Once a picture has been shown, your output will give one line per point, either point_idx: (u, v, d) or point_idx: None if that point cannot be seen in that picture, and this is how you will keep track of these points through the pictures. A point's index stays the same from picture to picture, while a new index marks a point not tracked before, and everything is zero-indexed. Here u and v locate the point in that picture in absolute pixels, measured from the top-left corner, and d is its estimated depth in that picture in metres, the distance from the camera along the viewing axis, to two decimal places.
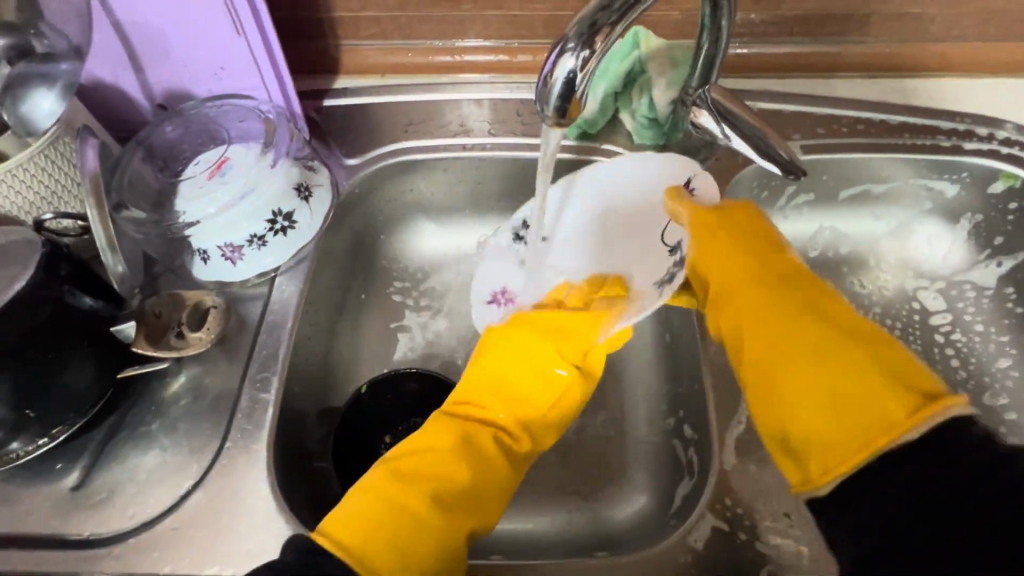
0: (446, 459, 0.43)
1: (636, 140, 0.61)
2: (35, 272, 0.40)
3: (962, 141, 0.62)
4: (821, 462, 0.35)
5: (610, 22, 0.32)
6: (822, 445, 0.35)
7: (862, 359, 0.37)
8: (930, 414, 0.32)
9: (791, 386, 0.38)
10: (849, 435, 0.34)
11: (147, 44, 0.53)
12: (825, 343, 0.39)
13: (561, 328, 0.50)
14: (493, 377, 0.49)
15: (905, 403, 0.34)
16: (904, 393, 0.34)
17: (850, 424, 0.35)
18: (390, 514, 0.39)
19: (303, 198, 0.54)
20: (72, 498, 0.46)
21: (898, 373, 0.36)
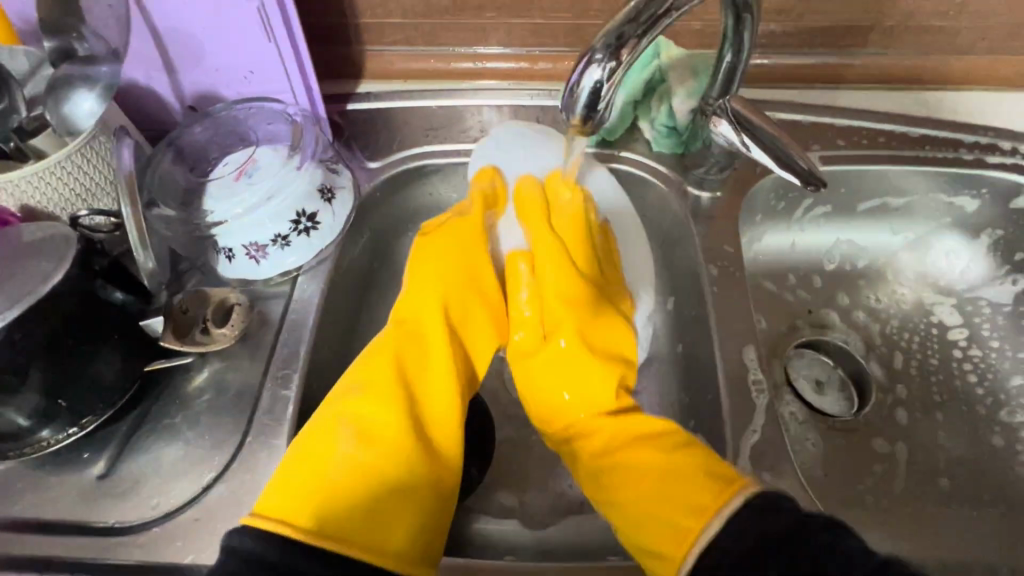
0: (374, 388, 0.47)
1: (655, 148, 0.62)
2: (69, 267, 0.41)
3: (984, 155, 0.61)
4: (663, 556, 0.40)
5: (636, 34, 0.33)
6: (648, 547, 0.41)
7: (674, 463, 0.44)
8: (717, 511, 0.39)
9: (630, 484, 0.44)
10: (663, 539, 0.40)
11: (181, 47, 0.54)
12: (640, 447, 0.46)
13: (477, 254, 0.56)
14: (419, 300, 0.54)
15: (694, 509, 0.40)
16: (706, 489, 0.40)
17: (665, 528, 0.40)
18: (316, 466, 0.42)
19: (326, 200, 0.56)
20: (99, 486, 0.47)
21: (694, 472, 0.42)
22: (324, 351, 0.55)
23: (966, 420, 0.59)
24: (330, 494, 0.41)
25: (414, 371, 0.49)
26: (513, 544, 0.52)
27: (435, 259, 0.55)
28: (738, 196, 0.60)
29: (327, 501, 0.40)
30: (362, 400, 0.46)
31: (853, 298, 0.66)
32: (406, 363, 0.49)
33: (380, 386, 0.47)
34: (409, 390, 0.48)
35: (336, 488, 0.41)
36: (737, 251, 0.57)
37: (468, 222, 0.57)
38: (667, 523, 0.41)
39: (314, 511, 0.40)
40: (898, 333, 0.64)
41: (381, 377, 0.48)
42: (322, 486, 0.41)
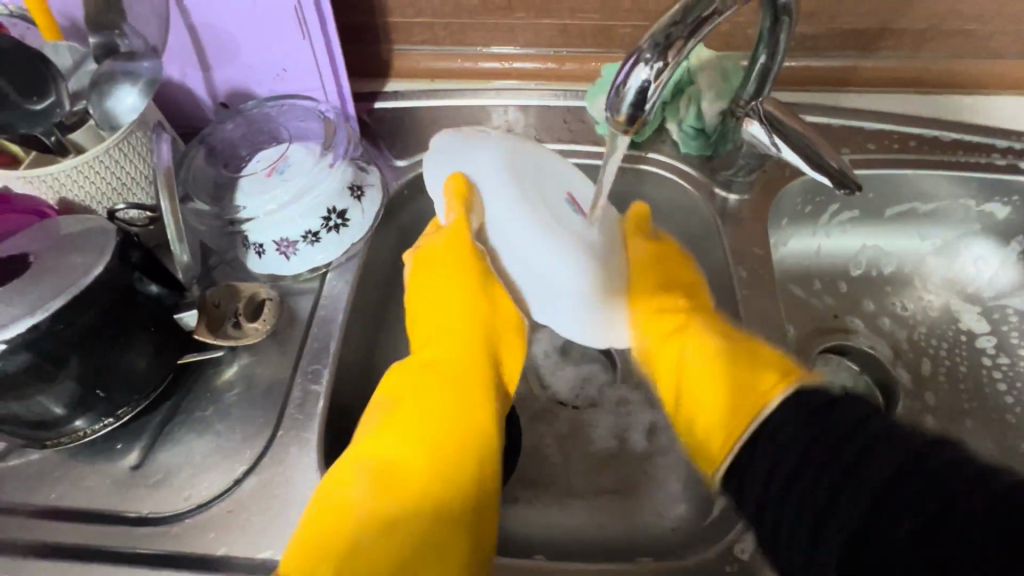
0: (395, 434, 0.44)
1: (682, 150, 0.61)
2: (109, 260, 0.42)
3: (1017, 161, 0.60)
4: (713, 445, 0.41)
5: (683, 36, 0.33)
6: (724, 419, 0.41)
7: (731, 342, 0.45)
8: (774, 398, 0.39)
9: (698, 373, 0.44)
10: (729, 414, 0.40)
11: (217, 45, 0.55)
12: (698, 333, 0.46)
13: (468, 264, 0.50)
14: (431, 319, 0.51)
15: (755, 396, 0.40)
16: (764, 375, 0.41)
17: (733, 402, 0.41)
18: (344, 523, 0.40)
19: (356, 198, 0.56)
20: (132, 477, 0.48)
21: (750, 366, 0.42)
22: (352, 346, 0.55)
23: (995, 428, 0.58)
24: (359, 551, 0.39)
25: (437, 407, 0.45)
26: (540, 544, 0.52)
27: (429, 284, 0.52)
28: (766, 199, 0.60)
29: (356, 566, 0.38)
30: (386, 442, 0.44)
31: (879, 304, 0.66)
32: (417, 399, 0.46)
33: (406, 432, 0.44)
34: (426, 425, 0.44)
35: (360, 550, 0.39)
36: (766, 254, 0.57)
37: (457, 237, 0.51)
38: (712, 425, 0.41)
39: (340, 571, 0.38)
40: (926, 340, 0.64)
41: (403, 428, 0.44)
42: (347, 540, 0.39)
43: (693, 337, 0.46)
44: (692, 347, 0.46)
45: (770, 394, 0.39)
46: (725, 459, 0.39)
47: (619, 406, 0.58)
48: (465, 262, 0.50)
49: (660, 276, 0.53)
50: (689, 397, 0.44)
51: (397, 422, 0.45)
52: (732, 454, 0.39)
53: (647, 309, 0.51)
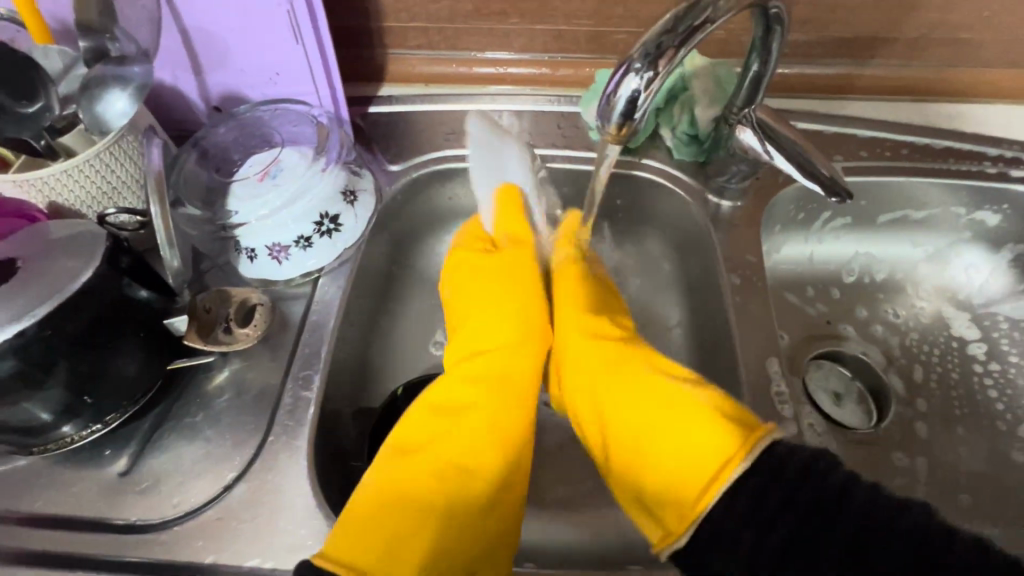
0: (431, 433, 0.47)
1: (676, 156, 0.62)
2: (98, 265, 0.42)
3: (1008, 169, 0.61)
4: (666, 523, 0.40)
5: (674, 45, 0.33)
6: (677, 487, 0.40)
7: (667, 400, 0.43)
8: (731, 475, 0.37)
9: (631, 435, 0.44)
10: (686, 479, 0.39)
11: (209, 48, 0.55)
12: (625, 392, 0.46)
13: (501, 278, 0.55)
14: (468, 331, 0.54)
15: (707, 474, 0.38)
16: (718, 444, 0.39)
17: (695, 465, 0.39)
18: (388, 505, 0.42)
19: (349, 202, 0.56)
20: (120, 484, 0.47)
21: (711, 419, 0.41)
22: (344, 352, 0.55)
23: (986, 435, 0.59)
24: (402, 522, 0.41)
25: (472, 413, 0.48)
26: (531, 551, 0.52)
27: (467, 278, 0.57)
28: (759, 206, 0.60)
29: (398, 539, 0.39)
30: (419, 432, 0.47)
31: (871, 311, 0.66)
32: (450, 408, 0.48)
33: (437, 426, 0.48)
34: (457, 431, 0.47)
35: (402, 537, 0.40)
36: (759, 261, 0.57)
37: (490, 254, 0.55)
38: (659, 503, 0.40)
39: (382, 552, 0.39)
40: (918, 346, 0.64)
41: (437, 420, 0.48)
42: (388, 521, 0.41)
43: (620, 395, 0.46)
44: (624, 407, 0.45)
45: (725, 471, 0.38)
46: (676, 542, 0.38)
47: None
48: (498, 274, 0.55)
49: (591, 304, 0.54)
50: (627, 461, 0.44)
51: (443, 407, 0.49)
52: (682, 540, 0.38)
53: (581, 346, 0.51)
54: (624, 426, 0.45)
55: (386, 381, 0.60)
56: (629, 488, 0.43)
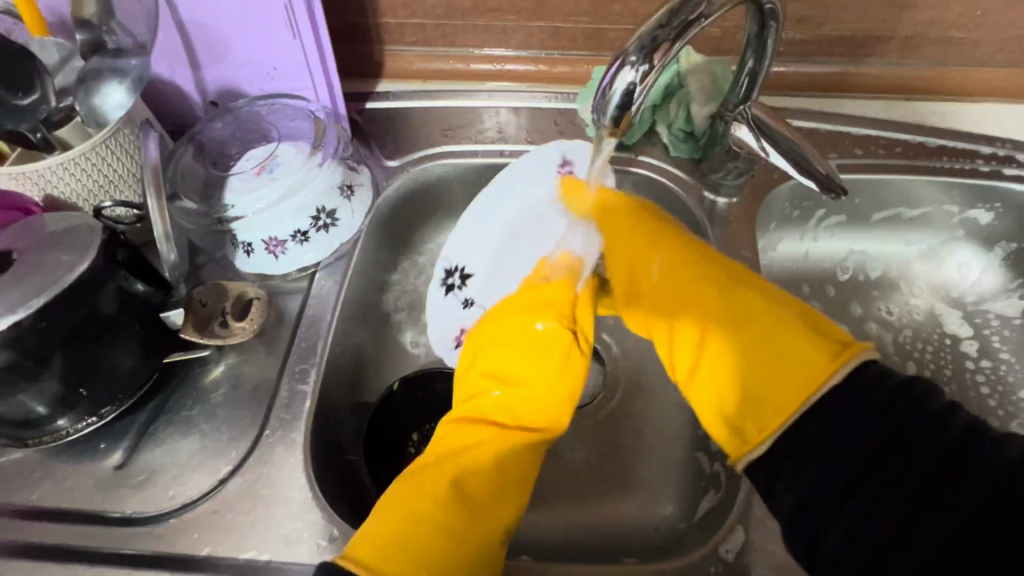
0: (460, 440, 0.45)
1: (672, 153, 0.62)
2: (94, 257, 0.42)
3: (1000, 167, 0.61)
4: (743, 432, 0.40)
5: (669, 38, 0.33)
6: (768, 402, 0.39)
7: (764, 319, 0.43)
8: (824, 381, 0.38)
9: (716, 352, 0.43)
10: (779, 394, 0.39)
11: (206, 43, 0.55)
12: (715, 312, 0.45)
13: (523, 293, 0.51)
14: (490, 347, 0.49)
15: (799, 382, 0.39)
16: (810, 354, 0.39)
17: (790, 378, 0.39)
18: (420, 526, 0.39)
19: (346, 197, 0.56)
20: (115, 477, 0.47)
21: (808, 331, 0.41)
22: (340, 347, 0.55)
23: None
24: (444, 548, 0.38)
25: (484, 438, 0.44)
26: (526, 545, 0.52)
27: (507, 325, 0.50)
28: (754, 203, 0.60)
29: (421, 546, 0.38)
30: (449, 465, 0.43)
31: (865, 308, 0.66)
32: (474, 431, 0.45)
33: (482, 456, 0.43)
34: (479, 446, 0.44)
35: (429, 536, 0.39)
36: (754, 257, 0.58)
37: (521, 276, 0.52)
38: (742, 412, 0.41)
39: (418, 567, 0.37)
40: (912, 343, 0.64)
41: (478, 456, 0.43)
42: (418, 537, 0.38)
43: (710, 317, 0.45)
44: (714, 329, 0.44)
45: (820, 377, 0.38)
46: (759, 446, 0.38)
47: (607, 408, 0.58)
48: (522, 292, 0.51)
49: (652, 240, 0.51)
50: (707, 375, 0.43)
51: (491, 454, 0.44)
52: (765, 445, 0.38)
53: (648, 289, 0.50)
54: (710, 342, 0.44)
55: (382, 376, 0.60)
56: (704, 402, 0.43)
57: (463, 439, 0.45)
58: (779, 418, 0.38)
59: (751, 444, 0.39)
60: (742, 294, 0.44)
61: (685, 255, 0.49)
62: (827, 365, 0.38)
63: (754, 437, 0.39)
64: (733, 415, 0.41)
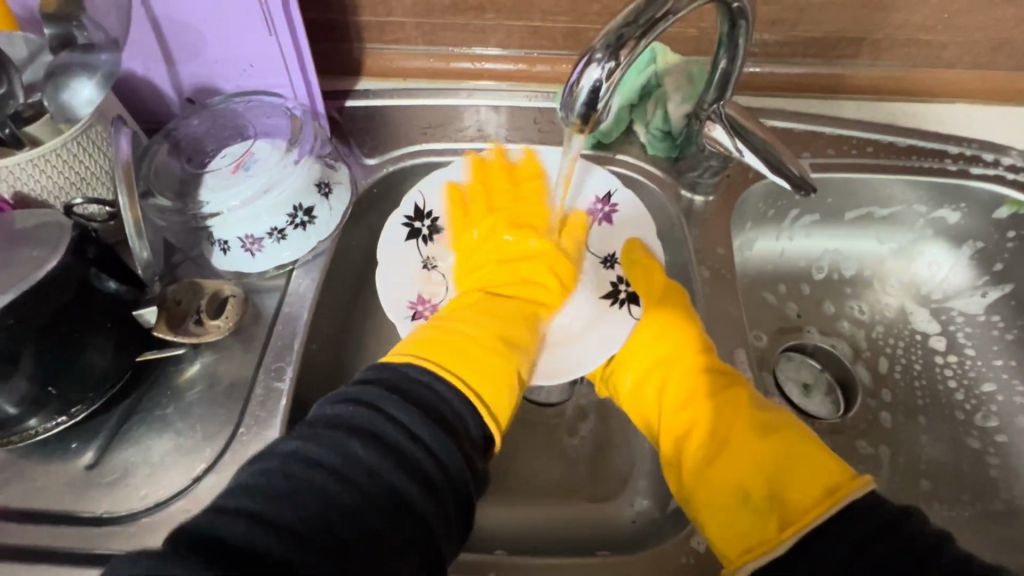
0: (471, 317, 0.49)
1: (649, 152, 0.63)
2: (64, 253, 0.41)
3: (968, 166, 0.63)
4: (750, 541, 0.39)
5: (635, 36, 0.34)
6: (781, 507, 0.40)
7: (785, 433, 0.43)
8: (846, 496, 0.38)
9: (735, 453, 0.43)
10: (792, 503, 0.39)
11: (181, 39, 0.54)
12: (741, 419, 0.45)
13: (519, 211, 0.58)
14: (490, 250, 0.56)
15: (820, 490, 0.39)
16: (830, 469, 0.40)
17: (801, 489, 0.40)
18: (463, 345, 0.46)
19: (323, 194, 0.56)
20: (87, 477, 0.47)
21: (811, 450, 0.42)
22: (316, 345, 0.55)
23: (946, 424, 0.61)
24: (478, 357, 0.45)
25: (493, 311, 0.51)
26: (503, 540, 0.52)
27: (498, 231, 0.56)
28: (729, 202, 0.61)
29: (474, 373, 0.44)
30: (483, 316, 0.50)
31: (839, 306, 0.67)
32: (480, 311, 0.51)
33: (514, 314, 0.51)
34: (490, 317, 0.50)
35: (483, 368, 0.45)
36: (728, 254, 0.59)
37: (490, 194, 0.59)
38: (759, 512, 0.40)
39: (460, 367, 0.44)
40: (883, 340, 0.65)
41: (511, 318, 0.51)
42: (466, 362, 0.45)
43: (728, 419, 0.45)
44: (732, 431, 0.45)
45: (841, 489, 0.39)
46: (774, 550, 0.38)
47: (585, 404, 0.59)
48: (509, 220, 0.57)
49: (667, 337, 0.52)
50: (719, 477, 0.43)
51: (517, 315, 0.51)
52: (777, 551, 0.38)
53: (660, 384, 0.51)
54: (728, 443, 0.44)
55: None
56: (717, 500, 0.42)
57: (483, 305, 0.51)
58: (796, 523, 0.38)
59: (765, 551, 0.38)
60: (768, 410, 0.46)
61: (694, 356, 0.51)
62: (838, 485, 0.39)
63: (767, 544, 0.38)
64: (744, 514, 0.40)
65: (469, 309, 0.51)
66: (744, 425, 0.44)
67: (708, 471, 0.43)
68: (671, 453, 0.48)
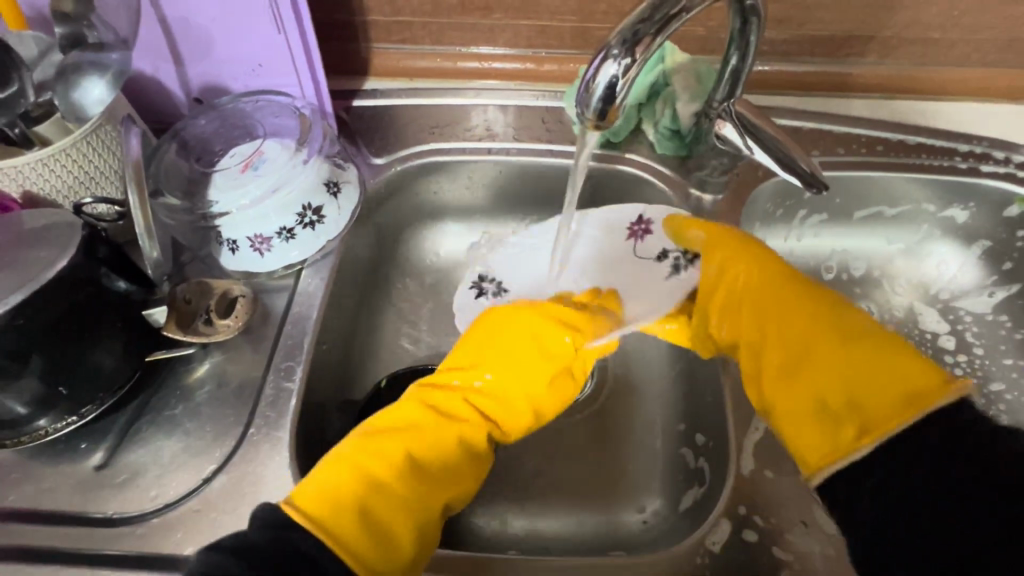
0: (396, 434, 0.46)
1: (658, 151, 0.62)
2: (74, 253, 0.41)
3: (978, 164, 0.62)
4: (829, 448, 0.40)
5: (650, 32, 0.34)
6: (865, 418, 0.39)
7: (872, 344, 0.42)
8: (931, 403, 0.37)
9: (817, 361, 0.44)
10: (875, 412, 0.39)
11: (190, 38, 0.54)
12: (821, 331, 0.45)
13: (505, 319, 0.54)
14: (483, 349, 0.53)
15: (900, 402, 0.38)
16: (920, 378, 0.39)
17: (884, 399, 0.39)
18: (392, 469, 0.43)
19: (332, 194, 0.55)
20: (96, 477, 0.47)
21: (895, 363, 0.40)
22: (325, 345, 0.55)
23: None
24: (393, 514, 0.41)
25: (429, 428, 0.47)
26: (515, 540, 0.52)
27: (491, 338, 0.53)
28: (740, 201, 0.61)
29: (366, 526, 0.40)
30: (425, 416, 0.48)
31: None
32: (424, 417, 0.48)
33: (509, 403, 0.51)
34: (419, 445, 0.46)
35: (388, 520, 0.41)
36: None
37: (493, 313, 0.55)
38: (838, 418, 0.41)
39: (355, 525, 0.39)
40: None
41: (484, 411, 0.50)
42: (373, 509, 0.41)
43: (811, 333, 0.46)
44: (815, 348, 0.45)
45: (923, 399, 0.37)
46: (848, 455, 0.38)
47: (596, 404, 0.59)
48: (490, 330, 0.54)
49: (749, 263, 0.51)
50: (794, 387, 0.44)
51: (514, 408, 0.51)
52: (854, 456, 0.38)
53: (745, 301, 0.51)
54: (811, 355, 0.45)
55: (368, 374, 0.61)
56: (798, 410, 0.43)
57: (447, 402, 0.49)
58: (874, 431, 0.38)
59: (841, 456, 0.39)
60: (857, 323, 0.45)
61: (777, 275, 0.51)
62: (924, 394, 0.38)
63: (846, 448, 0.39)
64: (824, 422, 0.41)
65: (412, 409, 0.48)
66: (827, 339, 0.45)
67: (787, 388, 0.45)
68: (751, 368, 0.49)
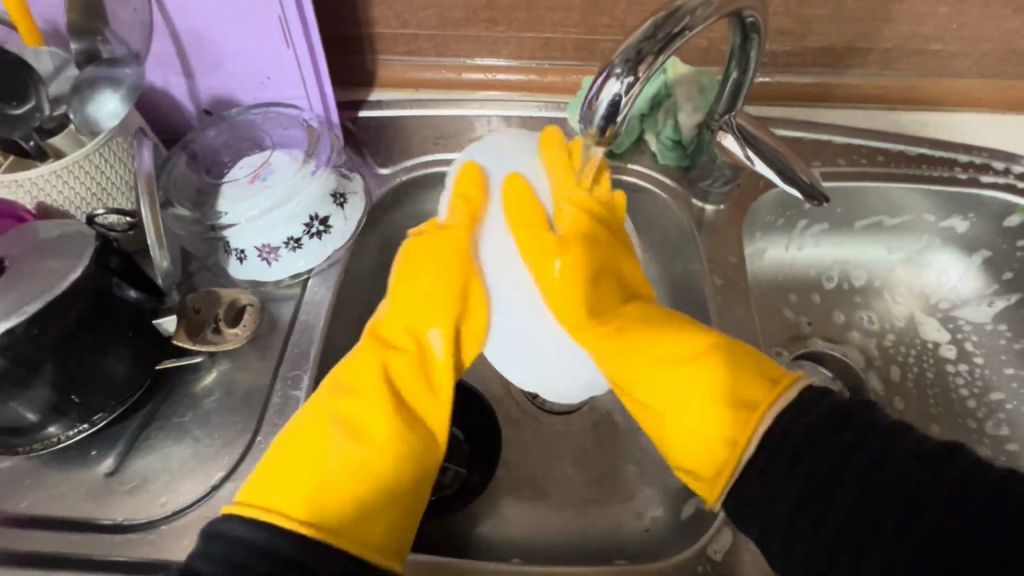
0: (320, 416, 0.42)
1: (661, 161, 0.63)
2: (87, 264, 0.42)
3: (978, 174, 0.63)
4: (710, 474, 0.40)
5: (653, 51, 0.34)
6: (717, 440, 0.40)
7: (707, 345, 0.44)
8: (767, 411, 0.39)
9: (657, 370, 0.44)
10: (726, 433, 0.40)
11: (201, 52, 0.55)
12: (637, 330, 0.47)
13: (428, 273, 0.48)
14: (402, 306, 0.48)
15: (742, 409, 0.40)
16: (754, 384, 0.41)
17: (727, 415, 0.40)
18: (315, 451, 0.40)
19: (338, 205, 0.56)
20: (107, 484, 0.47)
21: (727, 364, 0.42)
22: (330, 353, 0.56)
23: (958, 431, 0.61)
24: (348, 483, 0.39)
25: (351, 396, 0.43)
26: (520, 547, 0.53)
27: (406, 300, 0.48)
28: (741, 212, 0.61)
29: (332, 502, 0.38)
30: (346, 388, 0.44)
31: (848, 315, 0.67)
32: (330, 391, 0.44)
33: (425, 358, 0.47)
34: (341, 411, 0.42)
35: (342, 490, 0.39)
36: (740, 262, 0.59)
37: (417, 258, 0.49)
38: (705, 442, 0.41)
39: (327, 510, 0.38)
40: (894, 348, 0.65)
41: (402, 366, 0.45)
42: (321, 487, 0.38)
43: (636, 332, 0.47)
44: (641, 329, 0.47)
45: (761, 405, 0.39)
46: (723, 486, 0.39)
47: (599, 413, 0.59)
48: (412, 284, 0.48)
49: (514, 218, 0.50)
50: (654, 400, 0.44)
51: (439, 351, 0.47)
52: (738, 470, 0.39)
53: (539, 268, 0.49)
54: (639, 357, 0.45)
55: None
56: (668, 430, 0.43)
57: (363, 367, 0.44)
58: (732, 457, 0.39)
59: (718, 487, 0.39)
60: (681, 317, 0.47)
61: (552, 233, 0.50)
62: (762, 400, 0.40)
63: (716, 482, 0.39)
64: (694, 447, 0.41)
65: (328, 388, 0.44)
66: (659, 339, 0.45)
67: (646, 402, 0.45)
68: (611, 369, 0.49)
